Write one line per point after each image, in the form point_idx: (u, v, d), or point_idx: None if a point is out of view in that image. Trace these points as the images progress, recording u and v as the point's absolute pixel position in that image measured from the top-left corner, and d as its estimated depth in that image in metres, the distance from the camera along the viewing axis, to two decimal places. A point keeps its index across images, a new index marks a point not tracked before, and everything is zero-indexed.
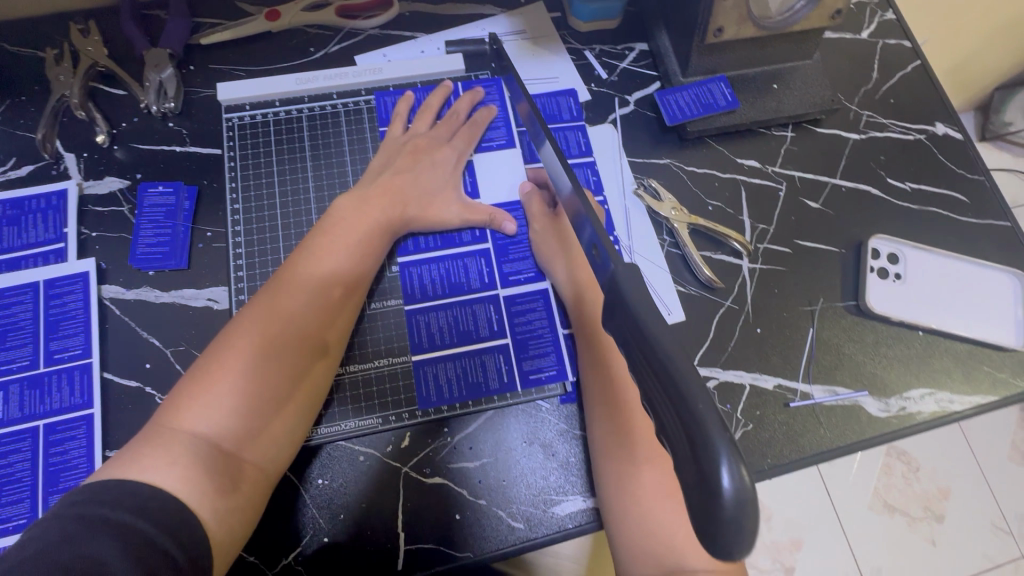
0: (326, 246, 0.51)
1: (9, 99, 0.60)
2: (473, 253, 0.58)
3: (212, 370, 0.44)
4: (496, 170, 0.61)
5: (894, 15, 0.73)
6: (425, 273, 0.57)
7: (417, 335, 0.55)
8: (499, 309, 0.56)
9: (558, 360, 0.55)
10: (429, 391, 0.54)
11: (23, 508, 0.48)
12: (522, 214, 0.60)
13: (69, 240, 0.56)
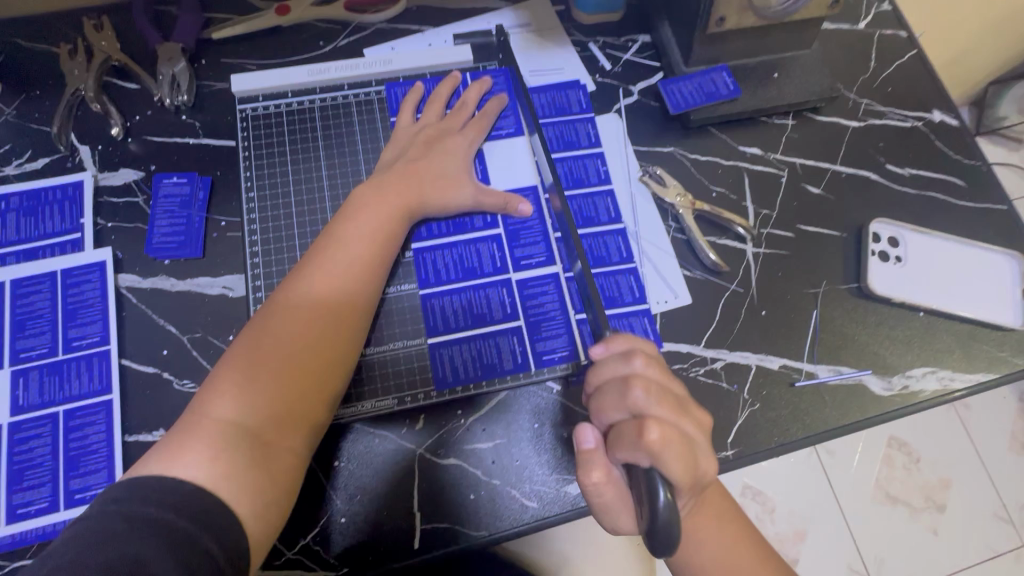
0: (345, 237, 0.52)
1: (24, 93, 0.61)
2: (485, 238, 0.59)
3: (241, 363, 0.45)
4: (505, 157, 0.62)
5: (890, 6, 0.74)
6: (439, 258, 0.58)
7: (433, 318, 0.56)
8: (512, 292, 0.58)
9: (570, 340, 0.56)
10: (445, 372, 0.55)
11: (45, 492, 0.49)
12: (531, 199, 0.61)
13: (85, 230, 0.57)
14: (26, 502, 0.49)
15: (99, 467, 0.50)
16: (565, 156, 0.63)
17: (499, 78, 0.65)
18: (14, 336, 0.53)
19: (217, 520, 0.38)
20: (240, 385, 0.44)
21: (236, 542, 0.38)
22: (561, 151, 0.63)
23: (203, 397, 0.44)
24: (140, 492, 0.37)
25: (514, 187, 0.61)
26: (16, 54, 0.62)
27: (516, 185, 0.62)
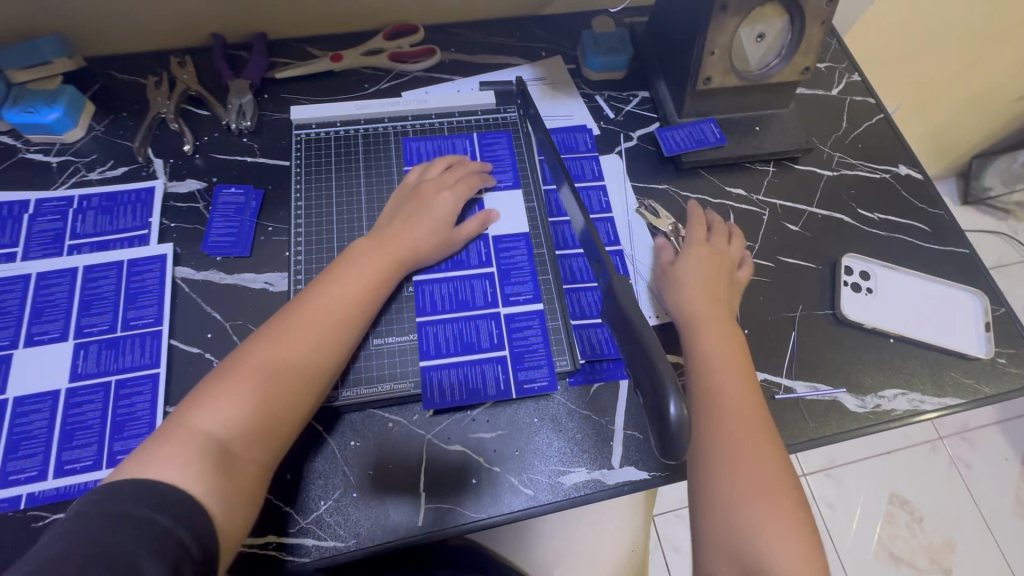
0: (344, 277, 0.57)
1: (113, 114, 0.72)
2: (479, 274, 0.65)
3: (228, 381, 0.49)
4: (503, 207, 0.69)
5: (859, 77, 0.85)
6: (434, 292, 0.63)
7: (426, 343, 0.61)
8: (500, 325, 0.62)
9: (550, 372, 0.60)
10: (433, 394, 0.59)
11: (91, 451, 0.54)
12: (523, 244, 0.67)
13: (152, 228, 0.66)
14: (73, 459, 0.54)
15: (141, 432, 0.56)
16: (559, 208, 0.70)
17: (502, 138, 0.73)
18: (82, 313, 0.60)
19: (199, 517, 0.41)
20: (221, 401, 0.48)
21: (206, 534, 0.41)
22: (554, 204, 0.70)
23: (189, 406, 0.47)
24: (121, 491, 0.40)
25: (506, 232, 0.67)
26: (110, 83, 0.74)
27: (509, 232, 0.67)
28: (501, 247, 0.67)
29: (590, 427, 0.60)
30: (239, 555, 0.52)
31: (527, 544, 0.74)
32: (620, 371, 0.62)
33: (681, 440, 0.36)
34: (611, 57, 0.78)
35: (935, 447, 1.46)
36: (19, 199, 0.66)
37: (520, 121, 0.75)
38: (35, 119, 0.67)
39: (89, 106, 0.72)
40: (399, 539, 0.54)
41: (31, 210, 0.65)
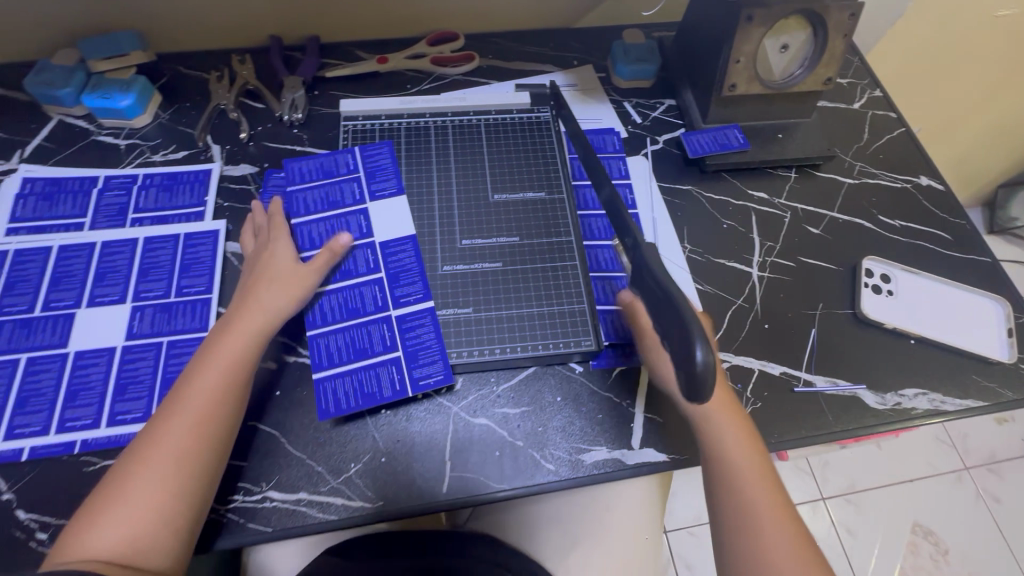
0: (211, 360, 0.55)
1: (177, 104, 0.79)
2: (368, 282, 0.63)
3: (110, 495, 0.48)
4: (388, 216, 0.67)
5: (881, 93, 0.88)
6: (325, 305, 0.62)
7: (317, 357, 0.60)
8: (392, 328, 0.62)
9: (444, 367, 0.60)
10: (328, 404, 0.58)
11: (142, 404, 0.58)
12: (411, 246, 0.66)
13: (207, 206, 0.71)
14: (125, 410, 0.58)
15: None
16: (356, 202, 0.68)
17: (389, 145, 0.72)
18: (139, 279, 0.65)
19: None
20: (107, 513, 0.47)
21: None
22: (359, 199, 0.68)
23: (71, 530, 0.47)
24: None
25: (389, 236, 0.66)
26: (176, 76, 0.81)
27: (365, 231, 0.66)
28: (386, 251, 0.65)
29: (611, 408, 0.61)
30: (272, 510, 0.55)
31: (543, 532, 0.75)
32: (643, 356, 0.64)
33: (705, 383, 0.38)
34: (640, 66, 0.83)
35: (961, 479, 1.42)
36: (90, 175, 0.72)
37: (551, 119, 0.77)
38: (111, 104, 0.73)
39: (157, 96, 0.78)
40: (424, 503, 0.56)
41: (100, 185, 0.71)
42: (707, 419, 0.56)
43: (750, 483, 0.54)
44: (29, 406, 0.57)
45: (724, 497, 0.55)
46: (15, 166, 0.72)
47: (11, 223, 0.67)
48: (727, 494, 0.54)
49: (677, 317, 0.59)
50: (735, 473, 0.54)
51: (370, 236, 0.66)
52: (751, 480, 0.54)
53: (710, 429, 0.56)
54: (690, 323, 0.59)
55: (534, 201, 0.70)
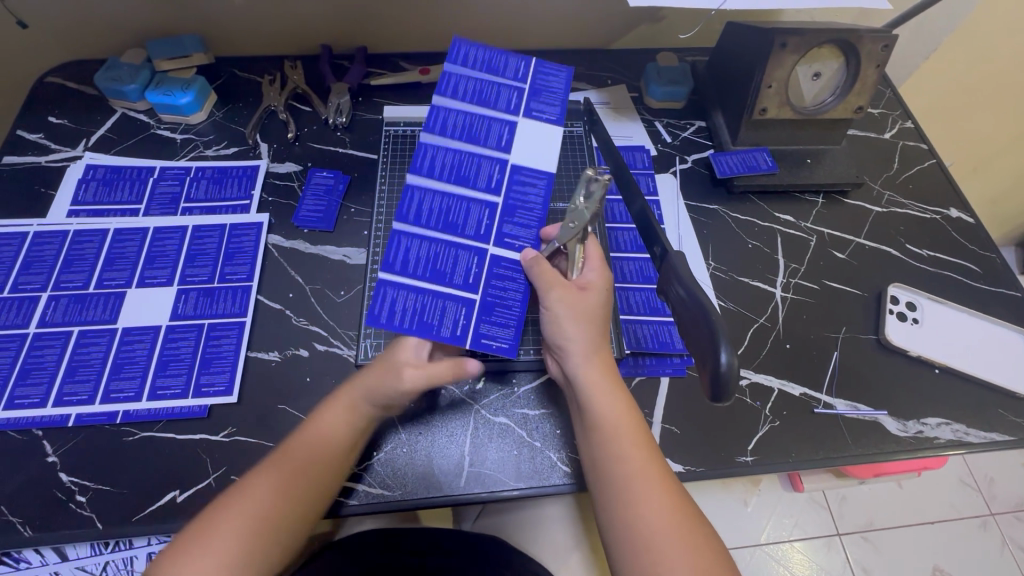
0: (326, 443, 0.52)
1: (230, 104, 0.83)
2: (480, 201, 0.57)
3: (204, 541, 0.45)
4: (532, 142, 0.59)
5: (912, 124, 0.89)
6: (429, 203, 0.57)
7: (393, 253, 0.55)
8: (482, 264, 0.56)
9: (514, 337, 0.55)
10: (380, 311, 0.53)
11: (181, 381, 0.61)
12: (543, 184, 0.58)
13: (253, 200, 0.75)
14: (165, 386, 0.61)
15: (224, 370, 0.62)
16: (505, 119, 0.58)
17: (553, 83, 0.60)
18: (186, 264, 0.69)
19: None
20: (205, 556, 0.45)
21: None
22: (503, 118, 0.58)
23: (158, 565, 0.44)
24: None
25: (523, 167, 0.58)
26: (231, 78, 0.86)
27: (503, 148, 0.58)
28: (512, 176, 0.58)
29: None
30: None
31: (552, 538, 0.76)
32: (662, 367, 0.65)
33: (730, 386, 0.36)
34: (672, 87, 0.85)
35: (986, 525, 1.37)
36: (147, 166, 0.76)
37: (582, 135, 0.79)
38: (171, 101, 0.78)
39: (213, 96, 0.83)
40: (442, 495, 0.58)
41: (156, 175, 0.76)
42: (596, 380, 0.52)
43: (629, 439, 0.50)
44: (78, 376, 0.61)
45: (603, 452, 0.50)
46: (80, 154, 0.77)
47: (73, 206, 0.72)
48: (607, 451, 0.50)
49: (595, 276, 0.56)
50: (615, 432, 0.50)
51: (504, 156, 0.58)
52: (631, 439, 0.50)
53: (598, 391, 0.52)
54: (605, 287, 0.56)
55: (563, 212, 0.72)
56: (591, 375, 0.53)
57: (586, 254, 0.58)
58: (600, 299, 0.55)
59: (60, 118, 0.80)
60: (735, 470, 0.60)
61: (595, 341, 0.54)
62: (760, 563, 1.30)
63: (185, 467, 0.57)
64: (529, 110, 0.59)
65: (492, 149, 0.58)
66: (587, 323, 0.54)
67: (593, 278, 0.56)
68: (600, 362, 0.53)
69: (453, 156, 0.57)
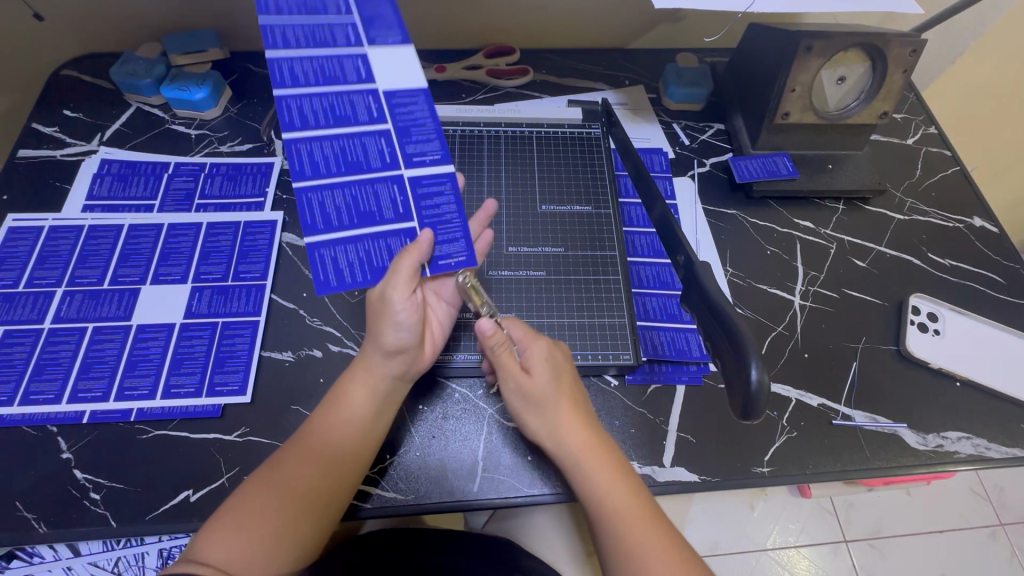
0: (342, 422, 0.54)
1: (245, 100, 0.83)
2: (372, 132, 0.54)
3: (235, 519, 0.49)
4: (387, 66, 0.54)
5: (936, 130, 0.87)
6: (319, 152, 0.52)
7: (310, 214, 0.52)
8: (404, 190, 0.55)
9: (466, 247, 0.56)
10: (328, 275, 0.52)
11: (195, 380, 0.61)
12: (424, 99, 0.55)
13: (267, 197, 0.74)
14: (179, 384, 0.61)
15: (237, 369, 0.62)
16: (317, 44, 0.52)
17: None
18: (200, 262, 0.68)
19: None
20: (237, 531, 0.48)
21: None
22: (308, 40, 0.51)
23: (195, 539, 0.48)
24: None
25: (399, 88, 0.55)
26: (246, 74, 0.85)
27: (364, 75, 0.53)
28: (391, 101, 0.54)
29: (644, 423, 0.61)
30: None
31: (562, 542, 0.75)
32: (678, 375, 0.64)
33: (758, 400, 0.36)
34: (691, 89, 0.84)
35: (996, 535, 1.36)
36: (162, 161, 0.76)
37: (599, 136, 0.78)
38: (186, 96, 0.78)
39: (228, 91, 0.82)
40: (458, 500, 0.57)
41: (171, 171, 0.75)
42: (571, 464, 0.53)
43: (624, 510, 0.51)
44: (93, 372, 0.61)
45: (601, 533, 0.52)
46: (95, 148, 0.77)
47: (88, 201, 0.72)
48: (603, 533, 0.51)
49: (534, 354, 0.55)
50: (604, 509, 0.51)
51: (370, 82, 0.54)
52: (621, 513, 0.51)
53: (576, 473, 0.53)
54: (548, 363, 0.55)
55: (580, 214, 0.71)
56: (564, 458, 0.54)
57: (518, 337, 0.57)
58: (544, 379, 0.55)
59: (76, 112, 0.80)
60: (751, 480, 0.59)
61: (551, 423, 0.54)
62: (766, 568, 1.29)
63: (199, 466, 0.57)
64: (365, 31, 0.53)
65: (351, 79, 0.53)
66: (539, 408, 0.55)
67: (533, 356, 0.55)
68: (578, 444, 0.54)
69: (325, 97, 0.53)
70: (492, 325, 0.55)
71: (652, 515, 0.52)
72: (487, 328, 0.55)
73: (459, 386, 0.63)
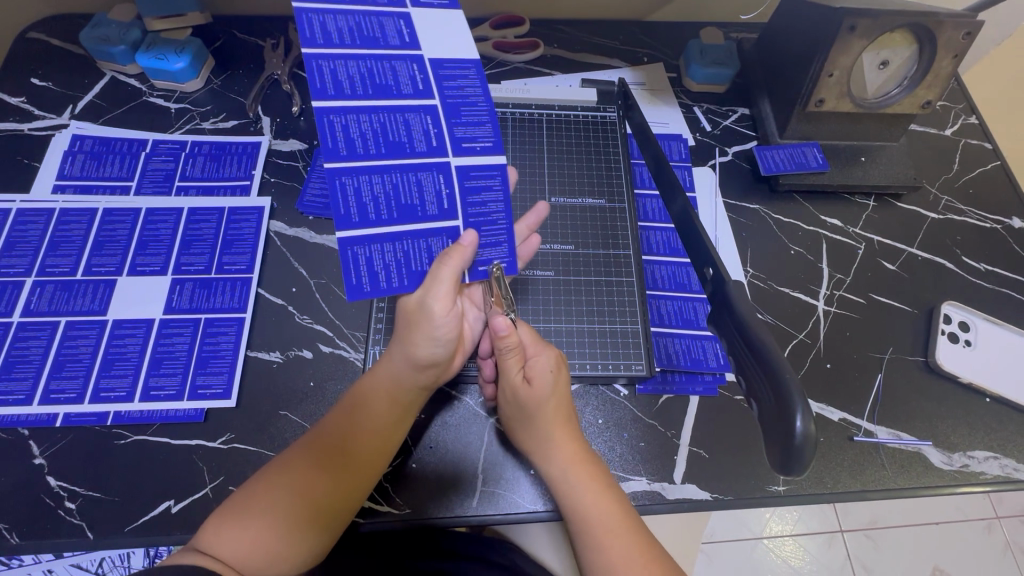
0: (366, 420, 0.50)
1: (229, 70, 0.76)
2: (416, 108, 0.46)
3: (242, 515, 0.44)
4: (434, 30, 0.47)
5: (976, 120, 0.81)
6: (355, 129, 0.44)
7: (343, 202, 0.44)
8: (450, 181, 0.48)
9: (510, 251, 0.51)
10: (362, 278, 0.46)
11: (175, 381, 0.57)
12: (475, 74, 0.48)
13: (253, 180, 0.69)
14: (159, 386, 0.57)
15: (222, 371, 0.58)
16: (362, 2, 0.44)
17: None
18: (181, 251, 0.63)
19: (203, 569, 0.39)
20: (240, 528, 0.43)
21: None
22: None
23: (199, 537, 0.43)
24: None
25: (447, 58, 0.47)
26: (230, 41, 0.78)
27: (410, 43, 0.46)
28: (437, 74, 0.47)
29: (654, 437, 0.58)
30: None
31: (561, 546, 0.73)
32: (693, 386, 0.60)
33: (803, 456, 0.30)
34: (716, 70, 0.77)
35: (991, 528, 1.35)
36: (139, 138, 0.70)
37: (615, 120, 0.72)
38: (164, 66, 0.71)
39: (210, 61, 0.75)
40: (455, 516, 0.54)
41: (148, 149, 0.69)
42: (561, 483, 0.49)
43: (610, 526, 0.47)
44: (66, 372, 0.56)
45: (589, 558, 0.47)
46: (65, 122, 0.70)
47: (58, 181, 0.66)
48: (591, 559, 0.47)
49: (538, 366, 0.51)
50: (593, 530, 0.48)
51: (416, 50, 0.46)
52: (609, 530, 0.47)
53: (564, 491, 0.49)
54: (552, 376, 0.51)
55: (592, 208, 0.66)
56: (552, 473, 0.50)
57: (525, 343, 0.53)
58: (544, 390, 0.51)
59: (44, 80, 0.73)
60: (766, 499, 0.56)
61: (545, 438, 0.50)
62: (760, 557, 1.28)
63: (180, 475, 0.53)
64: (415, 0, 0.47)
65: (396, 46, 0.46)
66: (534, 424, 0.51)
67: (537, 367, 0.51)
68: (564, 455, 0.50)
69: (365, 62, 0.44)
70: (507, 325, 0.50)
71: (645, 539, 0.47)
72: (502, 325, 0.50)
73: (460, 394, 0.60)
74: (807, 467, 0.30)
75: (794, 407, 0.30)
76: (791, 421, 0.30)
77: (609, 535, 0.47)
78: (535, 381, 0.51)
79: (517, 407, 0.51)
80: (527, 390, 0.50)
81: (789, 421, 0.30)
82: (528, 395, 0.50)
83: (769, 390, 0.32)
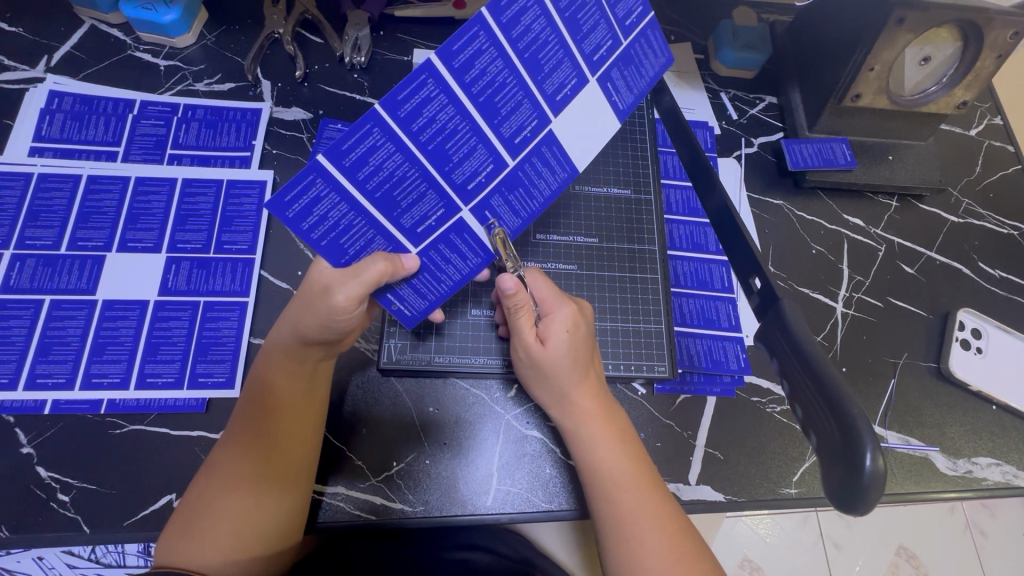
0: (279, 396, 0.47)
1: (225, 26, 0.69)
2: (492, 150, 0.40)
3: (190, 522, 0.43)
4: (580, 117, 0.43)
5: (1001, 121, 0.80)
6: (433, 111, 0.35)
7: (353, 142, 0.35)
8: (443, 222, 0.43)
9: (430, 304, 0.49)
10: (294, 202, 0.36)
11: (174, 369, 0.53)
12: (561, 180, 0.46)
13: (254, 151, 0.63)
14: (156, 373, 0.53)
15: (224, 359, 0.54)
16: (634, 32, 0.42)
17: (652, 61, 0.44)
18: (176, 227, 0.59)
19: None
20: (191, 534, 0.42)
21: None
22: (627, 31, 0.41)
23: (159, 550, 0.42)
24: None
25: (562, 146, 0.44)
26: None
27: (556, 104, 0.40)
28: (537, 150, 0.43)
29: (671, 437, 0.57)
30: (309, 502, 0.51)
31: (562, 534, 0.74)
32: (711, 387, 0.59)
33: (871, 491, 0.28)
34: (748, 54, 0.73)
35: (954, 509, 1.41)
36: (125, 98, 0.64)
37: (643, 104, 0.68)
38: (150, 16, 0.64)
39: (204, 14, 0.68)
40: (447, 495, 0.53)
41: (136, 110, 0.63)
42: (575, 433, 0.50)
43: (628, 480, 0.47)
44: (53, 355, 0.52)
45: (597, 508, 0.47)
46: (40, 75, 0.64)
47: (35, 142, 0.60)
48: (598, 505, 0.47)
49: (554, 325, 0.49)
50: (607, 480, 0.47)
51: (551, 115, 0.41)
52: (619, 483, 0.47)
53: (577, 440, 0.49)
54: (569, 334, 0.50)
55: (617, 199, 0.63)
56: (569, 425, 0.50)
57: (539, 298, 0.51)
58: (559, 352, 0.49)
59: (14, 26, 0.66)
60: (778, 501, 0.56)
61: (560, 393, 0.50)
62: (738, 533, 1.33)
63: (181, 468, 0.51)
64: (607, 76, 0.42)
65: (544, 94, 0.39)
66: (548, 380, 0.50)
67: (552, 327, 0.49)
68: (584, 403, 0.50)
69: (506, 73, 0.36)
70: (515, 283, 0.47)
71: (656, 491, 0.47)
72: (508, 284, 0.47)
73: (477, 389, 0.58)
74: (873, 504, 0.29)
75: (862, 441, 0.29)
76: (858, 455, 0.29)
77: (625, 487, 0.47)
78: (552, 344, 0.49)
79: (544, 373, 0.50)
80: (547, 347, 0.49)
81: (857, 456, 0.29)
82: (559, 369, 0.49)
83: (831, 423, 0.31)
